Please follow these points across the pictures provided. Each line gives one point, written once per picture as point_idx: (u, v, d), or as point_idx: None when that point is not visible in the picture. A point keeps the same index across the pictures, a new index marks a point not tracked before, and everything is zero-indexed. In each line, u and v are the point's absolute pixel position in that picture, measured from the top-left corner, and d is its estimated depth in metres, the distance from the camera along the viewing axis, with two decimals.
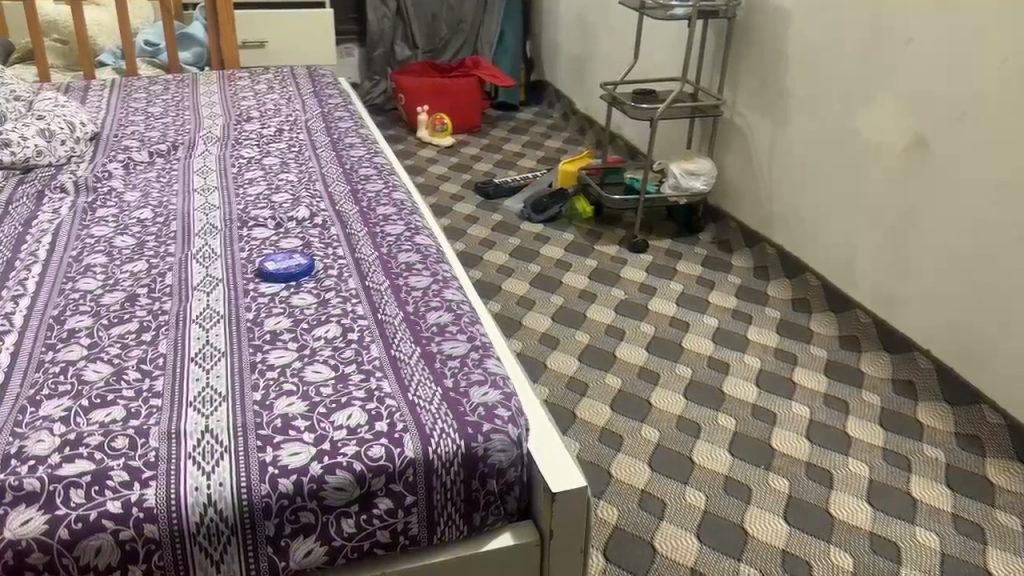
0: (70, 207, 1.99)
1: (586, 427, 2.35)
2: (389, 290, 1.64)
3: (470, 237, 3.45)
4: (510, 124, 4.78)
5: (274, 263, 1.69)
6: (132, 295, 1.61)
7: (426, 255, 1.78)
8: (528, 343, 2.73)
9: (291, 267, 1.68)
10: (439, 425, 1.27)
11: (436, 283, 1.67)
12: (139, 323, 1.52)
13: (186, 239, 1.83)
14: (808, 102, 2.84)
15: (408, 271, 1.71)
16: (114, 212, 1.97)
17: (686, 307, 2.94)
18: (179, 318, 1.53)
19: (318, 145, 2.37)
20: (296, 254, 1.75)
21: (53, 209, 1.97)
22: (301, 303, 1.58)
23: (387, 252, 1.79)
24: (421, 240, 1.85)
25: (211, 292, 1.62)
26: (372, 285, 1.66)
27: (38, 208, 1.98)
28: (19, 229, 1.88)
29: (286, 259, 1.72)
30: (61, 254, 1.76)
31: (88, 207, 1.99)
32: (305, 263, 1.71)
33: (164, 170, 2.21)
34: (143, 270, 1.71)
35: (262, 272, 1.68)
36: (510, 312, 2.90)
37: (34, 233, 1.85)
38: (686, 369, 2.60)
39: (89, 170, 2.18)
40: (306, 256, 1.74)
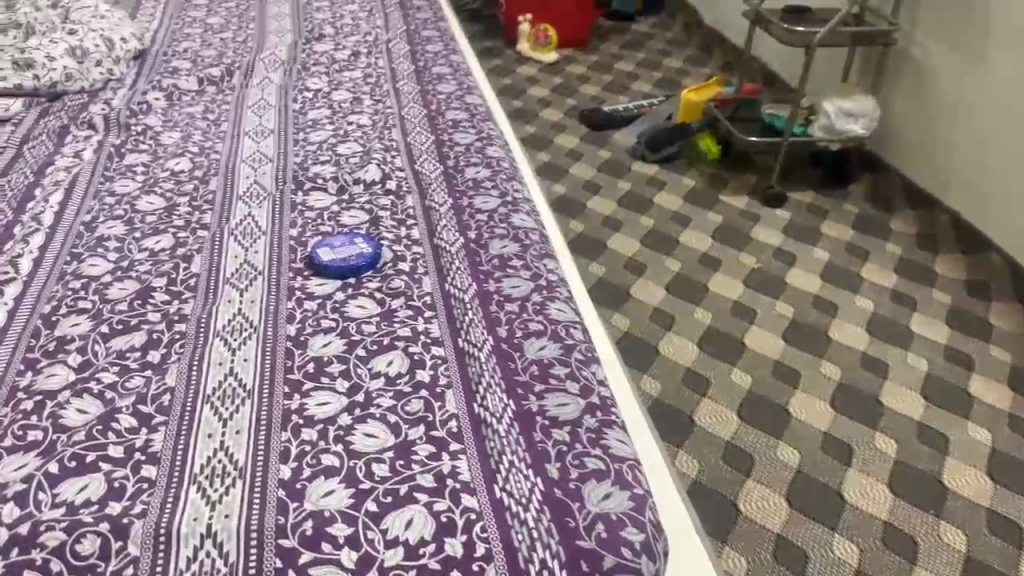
0: (95, 149, 1.63)
1: (707, 439, 1.95)
2: (476, 304, 1.26)
3: (574, 176, 3.00)
4: (624, 37, 4.22)
5: (330, 253, 1.30)
6: (145, 287, 1.24)
7: (528, 250, 1.38)
8: (638, 318, 2.31)
9: (353, 256, 1.29)
10: (534, 552, 0.91)
11: (538, 295, 1.29)
12: (146, 335, 1.16)
13: (225, 205, 1.45)
14: (1012, 36, 2.23)
15: (503, 274, 1.32)
16: (145, 158, 1.60)
17: (832, 282, 2.46)
18: (196, 333, 1.16)
19: (400, 75, 1.94)
20: (361, 236, 1.35)
21: (75, 152, 1.62)
22: (357, 316, 1.20)
23: (478, 242, 1.39)
24: (521, 223, 1.44)
25: (244, 291, 1.23)
26: (455, 290, 1.27)
27: (58, 149, 1.63)
28: (30, 178, 1.53)
29: (345, 244, 1.32)
30: (71, 220, 1.41)
31: (116, 149, 1.62)
32: (371, 252, 1.31)
33: (212, 103, 1.81)
34: (166, 249, 1.34)
35: (315, 261, 1.29)
36: (617, 276, 2.48)
37: (46, 186, 1.50)
38: (832, 368, 2.15)
39: (126, 99, 1.81)
40: (373, 242, 1.34)
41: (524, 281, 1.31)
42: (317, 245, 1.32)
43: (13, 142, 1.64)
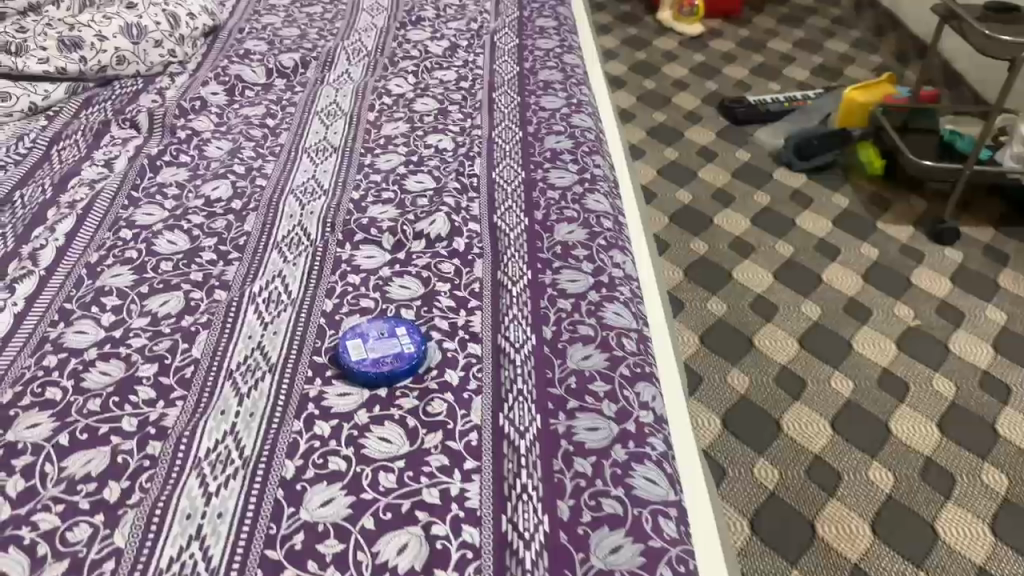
0: (130, 158, 1.38)
1: (828, 557, 1.58)
2: (537, 457, 0.89)
3: (701, 182, 2.59)
4: (782, 9, 3.69)
5: (360, 349, 1.01)
6: (130, 378, 0.99)
7: (617, 370, 1.00)
8: (761, 377, 1.92)
9: (387, 358, 0.99)
10: None
11: (623, 450, 0.90)
12: (111, 455, 0.90)
13: (254, 258, 1.18)
14: None
15: (579, 410, 0.95)
16: (182, 176, 1.34)
17: (1010, 355, 1.99)
18: (171, 463, 0.90)
19: (500, 80, 1.60)
20: (405, 324, 1.05)
21: (107, 160, 1.37)
22: (374, 457, 0.90)
23: (556, 349, 1.03)
24: (611, 321, 1.07)
25: (246, 402, 0.97)
26: (511, 429, 0.92)
27: (90, 153, 1.39)
28: (48, 192, 1.30)
29: (381, 337, 1.03)
30: (74, 261, 1.17)
31: (152, 161, 1.37)
32: (412, 352, 1.01)
33: (277, 104, 1.54)
34: (170, 317, 1.08)
35: (341, 358, 1.01)
36: (742, 316, 2.08)
37: (60, 207, 1.27)
38: (999, 478, 1.72)
39: (181, 91, 1.55)
40: (419, 335, 1.04)
41: (610, 425, 0.93)
42: (350, 332, 1.04)
43: (43, 140, 1.41)
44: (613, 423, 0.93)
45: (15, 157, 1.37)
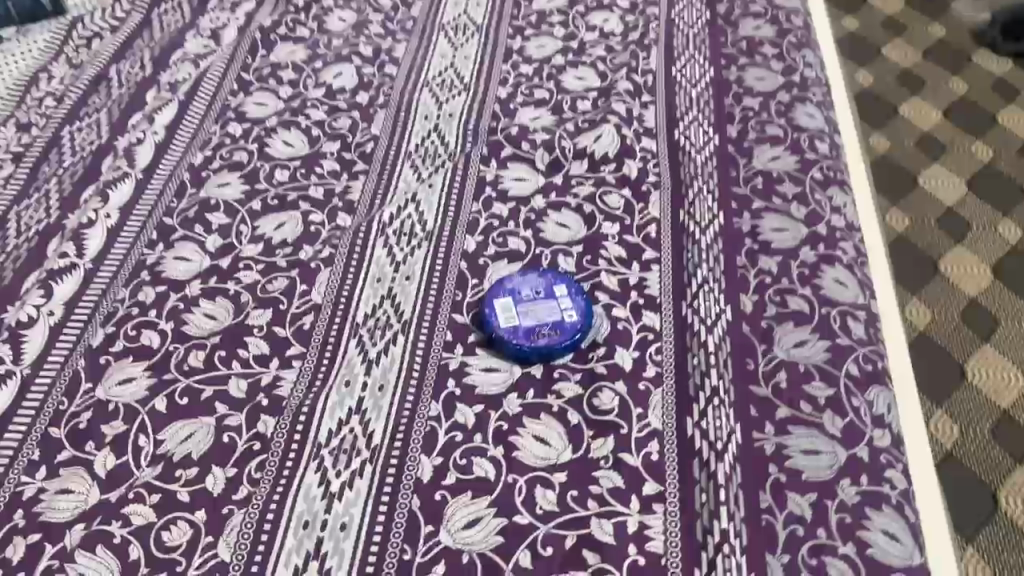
0: (241, 28, 1.17)
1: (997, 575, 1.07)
2: (739, 487, 0.70)
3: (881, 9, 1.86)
4: None
5: (512, 315, 0.81)
6: (238, 326, 0.83)
7: (843, 369, 0.79)
8: (943, 296, 1.37)
9: (545, 332, 0.80)
10: None
11: (853, 488, 0.71)
12: (215, 431, 0.75)
13: (382, 175, 0.98)
14: None
15: (793, 422, 0.75)
16: (300, 56, 1.13)
17: None
18: (285, 448, 0.74)
19: None
20: (565, 281, 0.84)
21: (214, 29, 1.16)
22: (530, 466, 0.72)
23: (759, 331, 0.81)
24: (829, 297, 0.84)
25: (372, 372, 0.79)
26: (704, 445, 0.73)
27: (195, 19, 1.18)
28: (148, 68, 1.10)
29: (536, 300, 0.82)
30: (175, 165, 0.99)
31: (266, 33, 1.15)
32: (576, 321, 0.80)
33: None
34: (285, 247, 0.90)
35: (488, 324, 0.81)
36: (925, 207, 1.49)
37: (161, 89, 1.07)
38: None
39: None
40: (584, 297, 0.83)
41: (834, 449, 0.73)
42: (497, 286, 0.84)
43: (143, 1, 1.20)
44: (840, 445, 0.74)
45: (111, 23, 1.18)
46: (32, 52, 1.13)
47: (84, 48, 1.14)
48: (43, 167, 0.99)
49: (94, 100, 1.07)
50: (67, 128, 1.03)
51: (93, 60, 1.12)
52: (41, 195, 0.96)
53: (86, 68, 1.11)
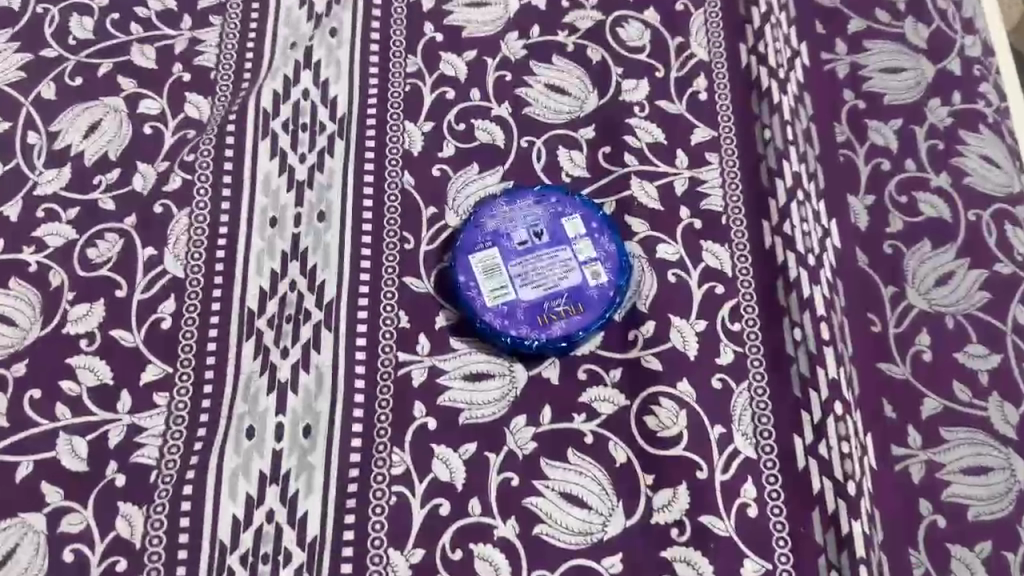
0: None
1: None
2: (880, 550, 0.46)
3: None
4: None
5: (500, 280, 0.51)
6: (54, 336, 0.50)
7: (1010, 317, 0.52)
8: None
9: (557, 308, 0.50)
10: None
11: None
12: (48, 541, 0.46)
13: (251, 12, 0.59)
14: None
15: (946, 423, 0.49)
16: None
17: None
18: (167, 563, 0.46)
19: None
20: (578, 206, 0.52)
21: None
22: (562, 550, 0.46)
23: (882, 263, 0.53)
24: (976, 188, 0.55)
25: (288, 404, 0.49)
26: (824, 485, 0.47)
27: None
28: None
29: (536, 249, 0.51)
30: None
31: None
32: (606, 285, 0.50)
33: None
34: (109, 171, 0.55)
35: (463, 298, 0.50)
36: None
37: None
38: None
39: None
40: (615, 236, 0.52)
41: (1010, 462, 0.49)
42: (468, 226, 0.52)
43: None
44: (1016, 452, 0.49)
45: None
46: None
47: None
48: None
49: None
50: None
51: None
52: None
53: None
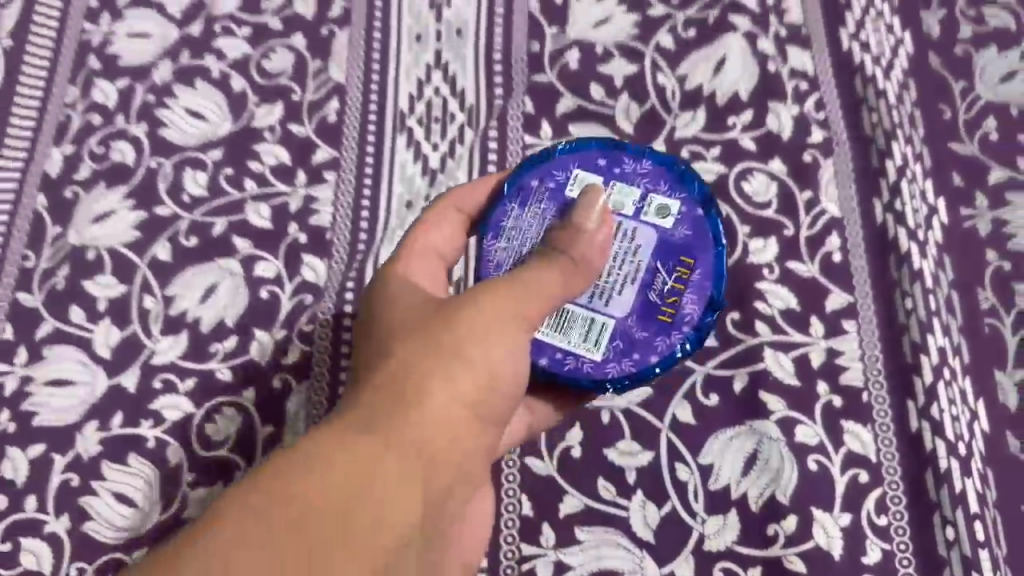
0: None
1: None
2: None
3: None
4: None
5: (589, 324, 0.45)
6: (177, 519, 0.52)
7: None
8: None
9: (666, 294, 0.45)
10: None
11: None
12: None
13: (364, 167, 0.59)
14: None
15: None
16: None
17: None
18: None
19: None
20: (591, 152, 0.48)
21: None
22: None
23: None
24: None
25: None
26: None
27: None
28: None
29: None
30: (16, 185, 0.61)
31: None
32: (688, 211, 0.46)
33: None
34: (227, 338, 0.55)
35: (568, 372, 0.45)
36: None
37: None
38: None
39: None
40: (636, 154, 0.47)
41: None
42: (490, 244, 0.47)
43: None
44: None
45: None
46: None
47: None
48: None
49: None
50: None
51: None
52: None
53: None
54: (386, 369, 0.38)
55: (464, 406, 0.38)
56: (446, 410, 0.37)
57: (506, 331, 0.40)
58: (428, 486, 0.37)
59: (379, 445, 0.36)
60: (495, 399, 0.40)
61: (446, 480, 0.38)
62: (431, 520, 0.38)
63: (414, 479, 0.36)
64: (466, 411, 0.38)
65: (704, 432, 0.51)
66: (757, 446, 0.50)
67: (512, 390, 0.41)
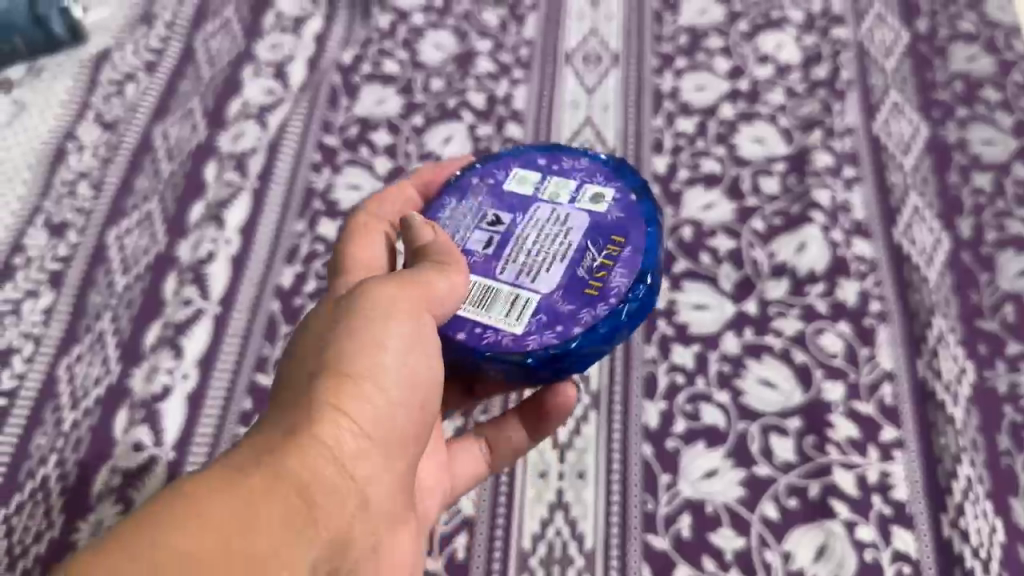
0: (317, 71, 0.95)
1: None
2: None
3: None
4: None
5: (513, 300, 0.58)
6: None
7: None
8: None
9: (595, 267, 0.58)
10: None
11: None
12: None
13: None
14: None
15: None
16: (399, 117, 0.91)
17: None
18: None
19: None
20: (535, 154, 0.66)
21: (283, 76, 0.95)
22: None
23: None
24: None
25: None
26: None
27: (260, 62, 0.96)
28: (198, 140, 0.90)
29: (512, 245, 0.60)
30: (256, 293, 0.81)
31: (350, 84, 0.94)
32: (624, 197, 0.62)
33: None
34: None
35: (486, 343, 0.56)
36: None
37: (226, 175, 0.88)
38: None
39: None
40: (576, 154, 0.65)
41: None
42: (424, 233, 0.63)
43: (195, 42, 0.98)
44: None
45: (146, 60, 0.96)
46: (44, 131, 0.92)
47: (115, 97, 0.94)
48: (91, 294, 0.82)
49: (140, 182, 0.88)
50: (111, 231, 0.85)
51: (129, 129, 0.92)
52: (94, 338, 0.79)
53: (127, 140, 0.91)
54: (291, 407, 0.49)
55: (347, 427, 0.49)
56: (334, 436, 0.48)
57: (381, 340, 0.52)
58: (312, 509, 0.46)
59: (284, 459, 0.46)
60: (392, 427, 0.52)
61: (336, 521, 0.47)
62: (317, 516, 0.46)
63: (287, 491, 0.45)
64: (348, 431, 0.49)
65: (784, 527, 0.67)
66: (825, 539, 0.66)
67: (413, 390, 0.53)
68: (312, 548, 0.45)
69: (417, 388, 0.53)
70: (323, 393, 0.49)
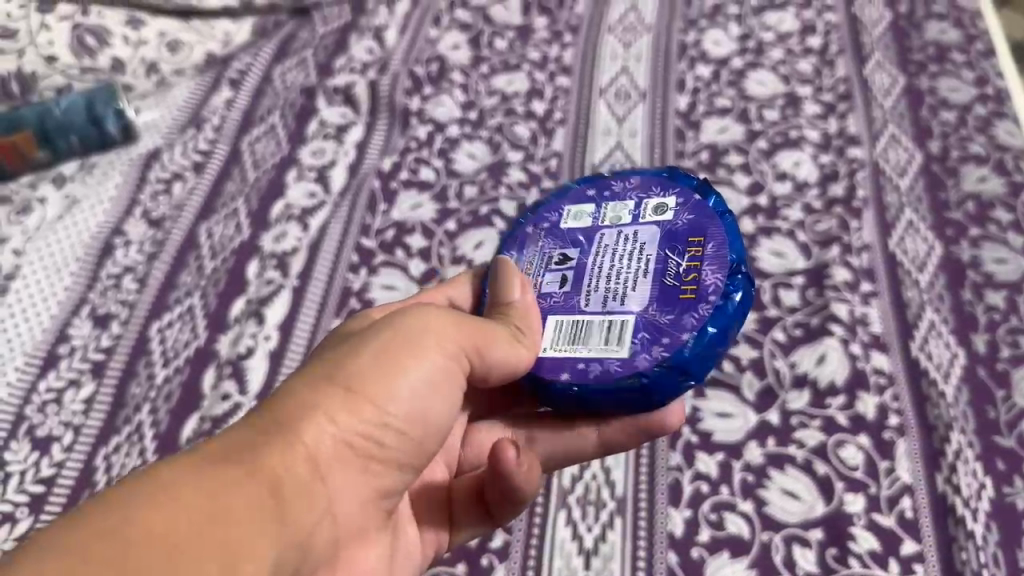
0: (356, 177, 1.00)
1: None
2: None
3: None
4: None
5: (607, 328, 0.61)
6: None
7: None
8: None
9: (683, 273, 0.61)
10: None
11: None
12: None
13: None
14: None
15: None
16: (434, 222, 0.96)
17: None
18: None
19: (870, 54, 1.08)
20: (583, 190, 0.71)
21: (324, 180, 1.00)
22: None
23: None
24: None
25: None
26: None
27: (301, 165, 1.01)
28: (239, 239, 0.94)
29: (587, 276, 0.64)
30: None
31: (387, 188, 0.99)
32: (686, 201, 0.66)
33: (546, 79, 1.08)
34: None
35: (595, 375, 0.59)
36: None
37: (266, 272, 0.92)
38: None
39: (409, 51, 1.12)
40: (631, 176, 0.70)
41: None
42: None
43: (240, 146, 1.03)
44: None
45: (193, 160, 1.01)
46: (92, 225, 0.95)
47: (163, 195, 0.98)
48: (131, 387, 0.84)
49: (183, 278, 0.92)
50: (153, 324, 0.88)
51: (175, 226, 0.96)
52: (132, 428, 0.82)
53: (172, 237, 0.95)
54: (287, 405, 0.52)
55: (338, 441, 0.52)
56: (317, 441, 0.51)
57: (393, 367, 0.54)
58: (282, 503, 0.49)
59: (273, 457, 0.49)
60: (382, 449, 0.55)
61: (303, 512, 0.50)
62: (286, 509, 0.49)
63: (261, 484, 0.48)
64: (339, 445, 0.52)
65: None
66: None
67: (415, 422, 0.55)
68: (277, 538, 0.48)
69: (418, 420, 0.56)
70: (319, 402, 0.52)
